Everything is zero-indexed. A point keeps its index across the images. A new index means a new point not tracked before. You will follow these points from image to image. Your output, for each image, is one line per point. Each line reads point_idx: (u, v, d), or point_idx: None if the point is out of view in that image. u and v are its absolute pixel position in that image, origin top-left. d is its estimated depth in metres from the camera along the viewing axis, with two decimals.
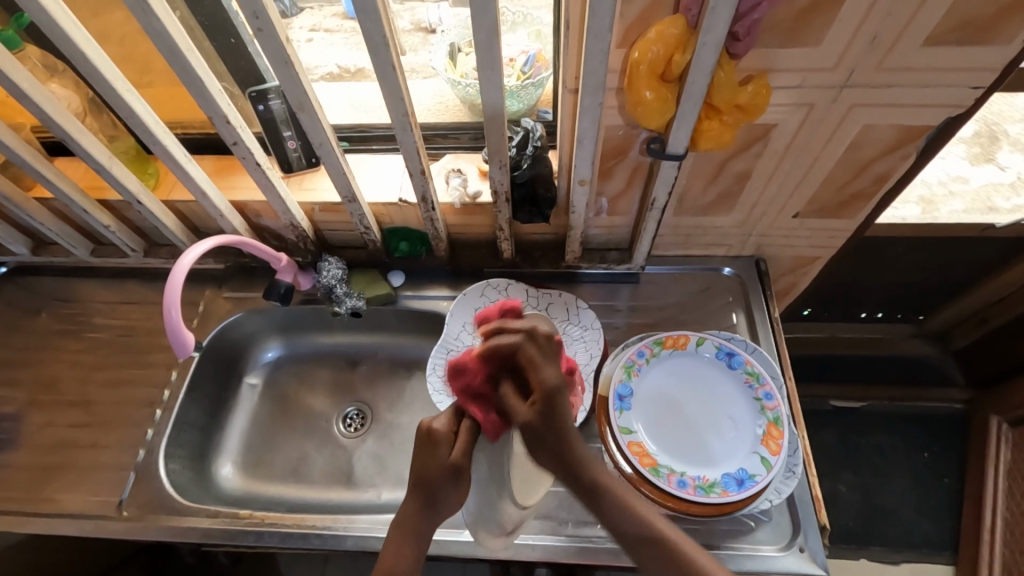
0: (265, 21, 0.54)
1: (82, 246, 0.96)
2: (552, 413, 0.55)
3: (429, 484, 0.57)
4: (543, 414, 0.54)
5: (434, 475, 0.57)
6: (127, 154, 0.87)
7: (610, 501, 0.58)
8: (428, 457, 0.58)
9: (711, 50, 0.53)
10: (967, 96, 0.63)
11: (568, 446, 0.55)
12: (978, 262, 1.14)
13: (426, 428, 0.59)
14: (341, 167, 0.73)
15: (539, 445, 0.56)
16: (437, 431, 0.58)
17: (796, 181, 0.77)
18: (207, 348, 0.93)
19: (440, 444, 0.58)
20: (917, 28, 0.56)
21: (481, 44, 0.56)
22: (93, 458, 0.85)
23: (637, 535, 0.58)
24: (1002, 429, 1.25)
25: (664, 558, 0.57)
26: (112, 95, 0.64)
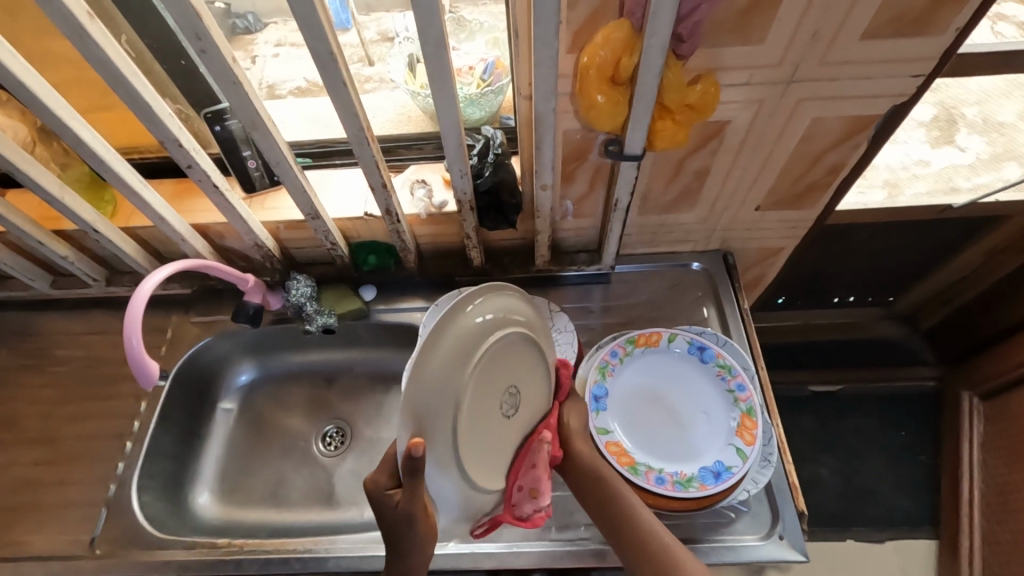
0: (208, 43, 0.53)
1: (40, 279, 0.94)
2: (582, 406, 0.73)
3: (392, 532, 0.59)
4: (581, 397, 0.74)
5: (392, 521, 0.59)
6: (81, 182, 0.85)
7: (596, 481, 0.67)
8: (380, 509, 0.59)
9: (657, 52, 0.54)
10: (909, 85, 0.65)
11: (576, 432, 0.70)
12: (940, 242, 1.17)
13: (370, 488, 0.60)
14: (301, 185, 0.73)
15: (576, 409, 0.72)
16: (378, 490, 0.59)
17: (754, 175, 0.78)
18: (177, 376, 0.91)
19: (384, 499, 0.59)
20: (854, 22, 0.58)
21: (430, 57, 0.56)
22: (61, 496, 0.82)
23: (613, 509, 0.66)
24: (974, 403, 1.28)
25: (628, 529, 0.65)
26: (57, 124, 0.62)
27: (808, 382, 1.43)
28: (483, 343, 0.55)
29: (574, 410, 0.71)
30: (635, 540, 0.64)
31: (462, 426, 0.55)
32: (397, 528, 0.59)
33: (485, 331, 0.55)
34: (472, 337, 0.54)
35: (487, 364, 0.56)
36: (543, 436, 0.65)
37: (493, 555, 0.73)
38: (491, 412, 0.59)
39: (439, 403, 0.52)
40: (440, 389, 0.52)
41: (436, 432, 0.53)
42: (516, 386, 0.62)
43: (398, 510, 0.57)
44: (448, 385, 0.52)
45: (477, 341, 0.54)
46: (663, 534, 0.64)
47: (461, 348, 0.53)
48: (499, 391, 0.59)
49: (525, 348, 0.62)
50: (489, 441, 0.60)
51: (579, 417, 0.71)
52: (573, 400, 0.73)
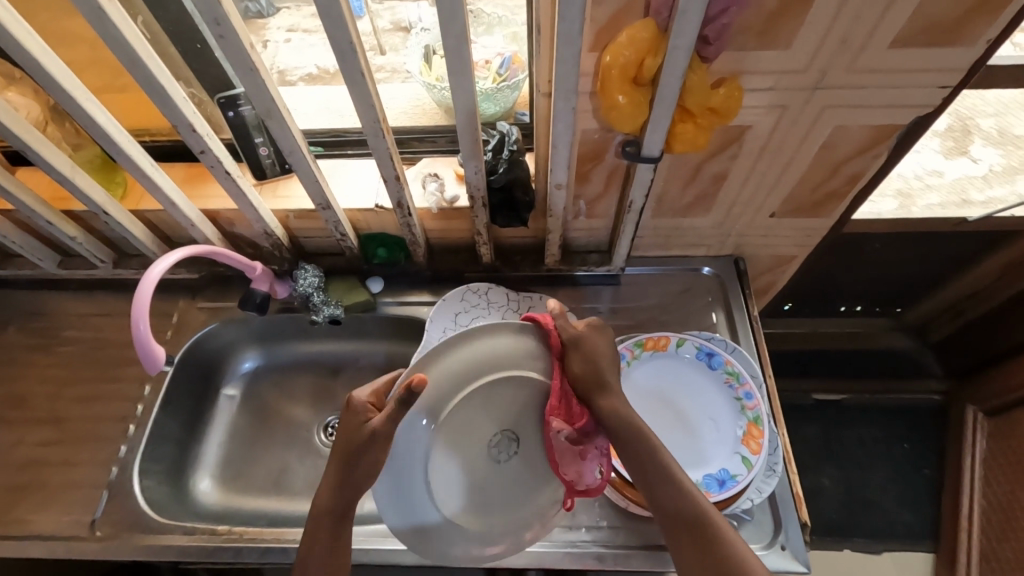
0: (227, 28, 0.53)
1: (49, 258, 0.93)
2: (584, 354, 0.63)
3: (346, 454, 0.62)
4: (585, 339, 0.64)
5: (350, 436, 0.62)
6: (92, 163, 0.84)
7: (663, 477, 0.62)
8: (348, 423, 0.63)
9: (682, 54, 0.53)
10: (935, 96, 0.64)
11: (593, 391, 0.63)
12: (952, 254, 1.16)
13: (349, 399, 0.64)
14: (313, 174, 0.72)
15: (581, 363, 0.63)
16: (356, 401, 0.63)
17: (771, 181, 0.77)
18: (182, 362, 0.91)
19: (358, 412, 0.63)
20: (884, 30, 0.57)
21: (451, 49, 0.56)
22: (64, 477, 0.82)
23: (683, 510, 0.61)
24: (978, 418, 1.27)
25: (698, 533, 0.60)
26: (71, 104, 0.62)
27: (811, 389, 1.43)
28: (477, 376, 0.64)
29: (576, 358, 0.63)
30: (682, 515, 0.61)
31: (439, 460, 0.65)
32: (354, 448, 0.61)
33: (455, 383, 0.63)
34: (469, 367, 0.63)
35: (461, 412, 0.64)
36: (552, 425, 0.64)
37: None
38: (475, 445, 0.66)
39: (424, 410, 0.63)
40: (428, 401, 0.63)
41: (409, 461, 0.64)
42: (513, 432, 0.67)
43: (369, 429, 0.61)
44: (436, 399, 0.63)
45: (472, 371, 0.63)
46: (709, 508, 0.61)
47: (431, 396, 0.63)
48: (489, 430, 0.66)
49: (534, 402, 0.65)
50: (464, 472, 0.66)
51: (587, 364, 0.63)
52: (574, 346, 0.63)
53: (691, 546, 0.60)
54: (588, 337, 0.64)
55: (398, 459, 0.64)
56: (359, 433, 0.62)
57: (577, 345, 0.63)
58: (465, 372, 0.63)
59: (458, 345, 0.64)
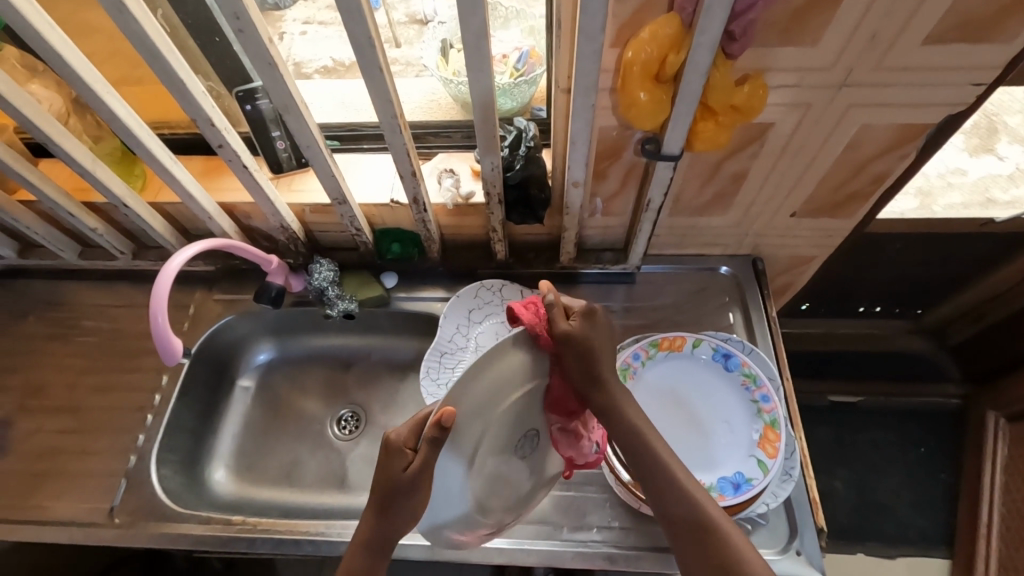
0: (246, 22, 0.53)
1: (69, 249, 0.95)
2: (577, 352, 0.58)
3: (386, 495, 0.56)
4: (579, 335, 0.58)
5: (395, 481, 0.55)
6: (113, 155, 0.85)
7: (666, 481, 0.62)
8: (387, 467, 0.56)
9: (706, 51, 0.52)
10: (967, 95, 0.62)
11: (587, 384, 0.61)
12: (975, 256, 1.13)
13: (386, 439, 0.56)
14: (330, 169, 0.72)
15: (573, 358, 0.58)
16: (393, 443, 0.55)
17: (793, 180, 0.76)
18: (198, 353, 0.92)
19: (396, 456, 0.55)
20: (916, 26, 0.55)
21: (470, 44, 0.55)
22: (84, 464, 0.84)
23: (688, 516, 0.61)
24: (999, 426, 1.25)
25: (703, 538, 0.60)
26: (92, 97, 0.62)
27: (826, 391, 1.41)
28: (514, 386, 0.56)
29: (571, 357, 0.58)
30: (686, 520, 0.61)
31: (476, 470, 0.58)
32: (395, 492, 0.56)
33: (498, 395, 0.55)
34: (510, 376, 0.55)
35: (499, 425, 0.57)
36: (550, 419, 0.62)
37: (503, 550, 0.73)
38: (506, 450, 0.60)
39: (462, 428, 0.54)
40: (466, 420, 0.54)
41: (447, 476, 0.57)
42: (536, 429, 0.62)
43: (411, 474, 0.54)
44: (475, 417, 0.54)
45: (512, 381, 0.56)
46: (715, 514, 0.61)
47: (473, 410, 0.54)
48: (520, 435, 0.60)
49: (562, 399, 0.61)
50: (494, 475, 0.61)
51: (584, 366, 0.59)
52: (567, 344, 0.57)
53: (697, 552, 0.60)
54: (581, 330, 0.58)
55: (439, 472, 0.56)
56: (399, 478, 0.55)
57: (571, 341, 0.58)
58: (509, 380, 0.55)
59: (501, 352, 0.55)
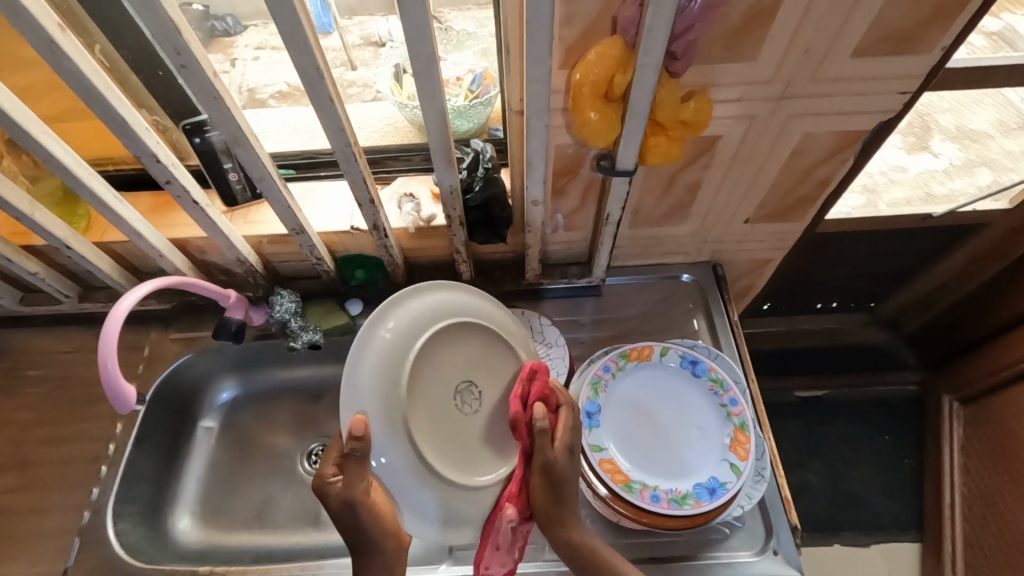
0: (188, 57, 0.51)
1: (9, 295, 0.89)
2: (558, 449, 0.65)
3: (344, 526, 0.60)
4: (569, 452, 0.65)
5: (338, 514, 0.59)
6: (53, 196, 0.81)
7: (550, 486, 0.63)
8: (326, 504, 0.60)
9: (651, 70, 0.53)
10: (896, 102, 0.66)
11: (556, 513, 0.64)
12: (919, 249, 1.19)
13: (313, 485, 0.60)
14: (285, 199, 0.71)
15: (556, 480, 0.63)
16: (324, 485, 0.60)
17: (745, 187, 0.78)
18: (155, 397, 0.88)
19: (328, 490, 0.60)
20: (845, 40, 0.58)
21: (421, 71, 0.55)
22: (33, 524, 0.79)
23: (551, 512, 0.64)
24: (954, 407, 1.30)
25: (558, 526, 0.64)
26: (26, 138, 0.59)
27: (793, 387, 1.45)
28: (415, 337, 0.63)
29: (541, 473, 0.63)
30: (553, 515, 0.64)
31: (422, 434, 0.62)
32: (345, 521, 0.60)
33: (407, 332, 0.63)
34: (410, 329, 0.63)
35: (420, 386, 0.63)
36: (507, 512, 0.63)
37: None
38: (446, 407, 0.66)
39: (386, 410, 0.60)
40: (384, 393, 0.60)
41: (399, 472, 0.60)
42: (467, 377, 0.67)
43: (343, 495, 0.59)
44: (389, 379, 0.60)
45: (413, 333, 0.64)
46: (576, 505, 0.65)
47: (390, 352, 0.61)
48: (447, 385, 0.66)
49: (475, 335, 0.68)
50: (453, 436, 0.66)
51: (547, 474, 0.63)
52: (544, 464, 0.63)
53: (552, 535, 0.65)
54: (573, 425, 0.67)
55: (382, 475, 0.61)
56: (337, 507, 0.59)
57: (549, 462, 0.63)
58: (419, 322, 0.64)
59: (397, 306, 0.64)
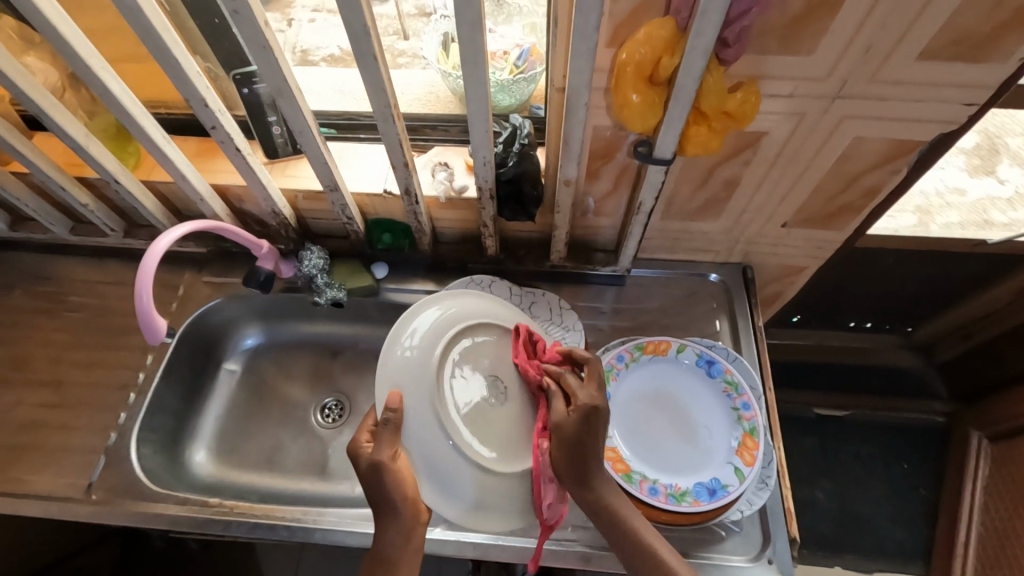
0: (242, 3, 0.52)
1: (60, 224, 0.94)
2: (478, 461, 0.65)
3: (373, 485, 0.61)
4: (587, 426, 0.62)
5: (365, 477, 0.61)
6: (106, 132, 0.85)
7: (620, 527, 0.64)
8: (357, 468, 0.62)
9: (700, 55, 0.52)
10: (960, 113, 0.62)
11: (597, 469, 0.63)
12: (965, 274, 1.12)
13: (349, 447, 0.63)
14: (323, 156, 0.72)
15: (576, 451, 0.62)
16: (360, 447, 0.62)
17: (784, 190, 0.76)
18: (185, 334, 0.92)
19: (361, 455, 0.62)
20: (911, 42, 0.55)
21: (465, 37, 0.55)
22: (63, 440, 0.84)
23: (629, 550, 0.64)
24: (982, 444, 1.24)
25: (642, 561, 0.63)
26: (85, 72, 0.62)
27: (812, 403, 1.42)
28: (439, 339, 0.66)
29: (567, 450, 0.62)
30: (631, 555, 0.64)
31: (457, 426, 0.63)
32: (376, 484, 0.61)
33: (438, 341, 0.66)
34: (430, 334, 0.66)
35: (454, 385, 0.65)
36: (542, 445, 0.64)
37: (479, 545, 0.73)
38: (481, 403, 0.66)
39: (417, 406, 0.63)
40: (414, 387, 0.63)
41: (437, 455, 0.62)
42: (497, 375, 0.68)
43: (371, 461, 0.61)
44: (417, 376, 0.63)
45: (434, 335, 0.66)
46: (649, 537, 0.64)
47: (413, 357, 0.64)
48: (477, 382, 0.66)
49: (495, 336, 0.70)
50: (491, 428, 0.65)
51: (573, 440, 0.62)
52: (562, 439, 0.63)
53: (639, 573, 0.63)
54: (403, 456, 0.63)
55: (410, 446, 0.62)
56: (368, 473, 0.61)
57: (571, 432, 0.62)
58: (440, 328, 0.67)
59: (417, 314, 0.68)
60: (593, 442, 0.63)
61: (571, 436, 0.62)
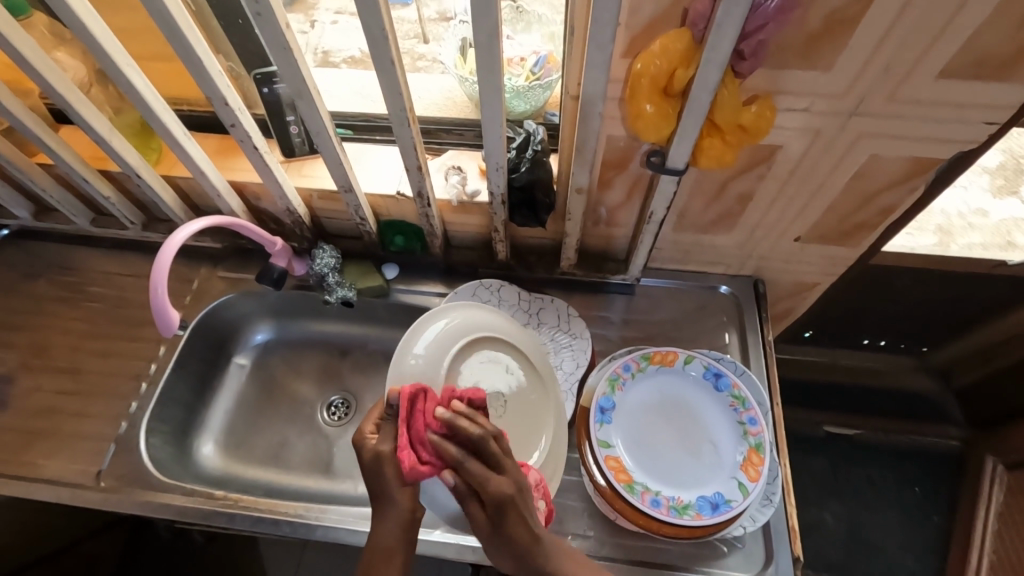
0: (265, 7, 0.53)
1: (82, 215, 0.97)
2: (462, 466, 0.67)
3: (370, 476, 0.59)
4: (500, 523, 0.55)
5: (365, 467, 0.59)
6: (130, 127, 0.87)
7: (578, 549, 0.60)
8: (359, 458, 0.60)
9: (715, 68, 0.52)
10: (981, 132, 0.61)
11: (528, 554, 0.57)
12: (985, 296, 1.10)
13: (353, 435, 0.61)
14: (339, 157, 0.73)
15: (499, 546, 0.56)
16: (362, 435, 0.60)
17: (799, 205, 0.75)
18: (197, 327, 0.94)
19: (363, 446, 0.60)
20: (931, 60, 0.55)
21: (482, 44, 0.55)
22: (76, 427, 0.85)
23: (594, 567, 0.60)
24: (998, 471, 1.23)
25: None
26: (112, 69, 0.63)
27: (823, 422, 1.39)
28: (448, 348, 0.71)
29: (494, 545, 0.57)
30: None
31: None
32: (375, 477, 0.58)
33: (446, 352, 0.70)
34: (440, 344, 0.71)
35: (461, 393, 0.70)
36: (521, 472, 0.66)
37: (478, 549, 0.73)
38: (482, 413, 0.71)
39: None
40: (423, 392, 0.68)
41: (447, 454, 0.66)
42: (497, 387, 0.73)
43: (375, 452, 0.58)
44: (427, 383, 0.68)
45: (445, 346, 0.71)
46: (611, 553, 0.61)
47: (422, 364, 0.69)
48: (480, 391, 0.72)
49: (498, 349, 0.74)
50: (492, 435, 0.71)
51: (499, 538, 0.56)
52: (492, 539, 0.56)
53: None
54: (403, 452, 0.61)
55: None
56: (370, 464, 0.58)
57: (496, 531, 0.56)
58: (447, 340, 0.72)
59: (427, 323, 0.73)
60: (518, 530, 0.56)
61: (489, 537, 0.56)
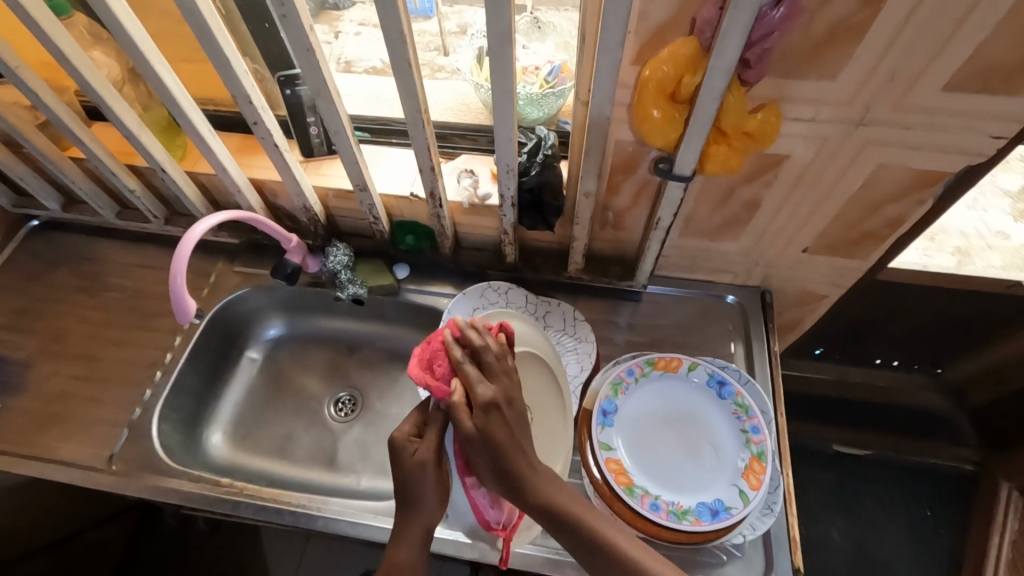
0: (290, 8, 0.56)
1: (108, 208, 1.01)
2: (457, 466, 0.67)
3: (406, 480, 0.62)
4: (485, 428, 0.58)
5: (405, 471, 0.62)
6: (158, 124, 0.91)
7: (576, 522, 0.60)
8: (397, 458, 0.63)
9: (721, 75, 0.53)
10: (989, 145, 0.61)
11: (507, 461, 0.59)
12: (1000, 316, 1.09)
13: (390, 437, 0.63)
14: (355, 157, 0.75)
15: (481, 451, 0.58)
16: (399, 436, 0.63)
17: (806, 214, 0.76)
18: (212, 320, 0.96)
19: (402, 448, 0.62)
20: (936, 72, 0.56)
21: (495, 48, 0.57)
22: (91, 412, 0.88)
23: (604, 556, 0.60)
24: (1012, 498, 1.20)
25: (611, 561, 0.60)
26: (145, 67, 0.66)
27: (832, 439, 1.37)
28: None
29: (476, 453, 0.58)
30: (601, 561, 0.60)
31: None
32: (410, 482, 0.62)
33: None
34: None
35: None
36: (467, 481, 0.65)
37: (476, 547, 0.73)
38: None
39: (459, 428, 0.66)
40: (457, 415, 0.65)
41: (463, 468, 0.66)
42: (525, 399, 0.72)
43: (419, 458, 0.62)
44: None
45: None
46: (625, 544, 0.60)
47: None
48: None
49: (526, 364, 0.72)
50: None
51: (480, 441, 0.58)
52: (471, 445, 0.58)
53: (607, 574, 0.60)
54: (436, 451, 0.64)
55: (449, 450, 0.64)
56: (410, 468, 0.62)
57: (477, 439, 0.58)
58: None
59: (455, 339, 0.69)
60: (504, 438, 0.58)
61: (473, 440, 0.58)
